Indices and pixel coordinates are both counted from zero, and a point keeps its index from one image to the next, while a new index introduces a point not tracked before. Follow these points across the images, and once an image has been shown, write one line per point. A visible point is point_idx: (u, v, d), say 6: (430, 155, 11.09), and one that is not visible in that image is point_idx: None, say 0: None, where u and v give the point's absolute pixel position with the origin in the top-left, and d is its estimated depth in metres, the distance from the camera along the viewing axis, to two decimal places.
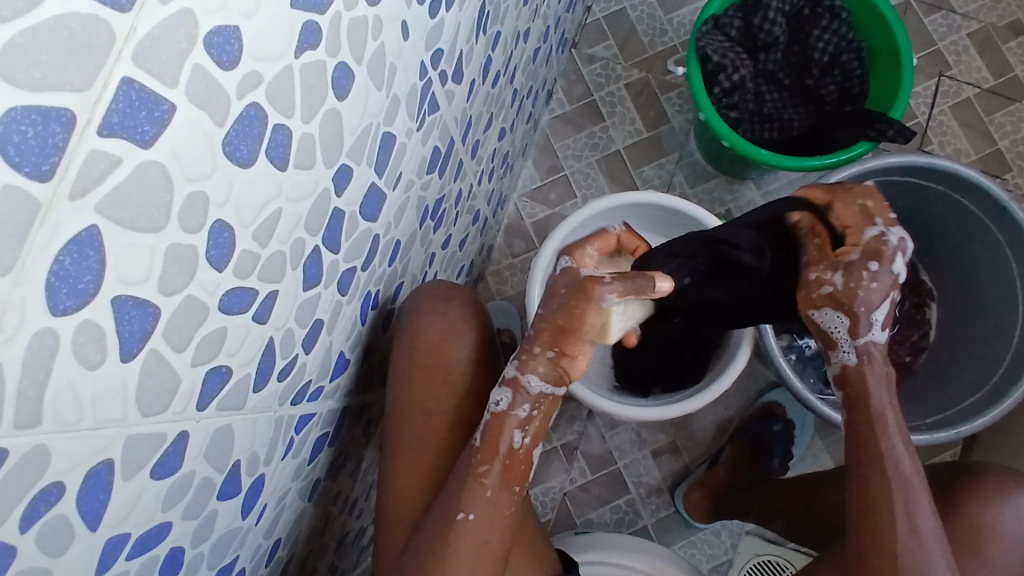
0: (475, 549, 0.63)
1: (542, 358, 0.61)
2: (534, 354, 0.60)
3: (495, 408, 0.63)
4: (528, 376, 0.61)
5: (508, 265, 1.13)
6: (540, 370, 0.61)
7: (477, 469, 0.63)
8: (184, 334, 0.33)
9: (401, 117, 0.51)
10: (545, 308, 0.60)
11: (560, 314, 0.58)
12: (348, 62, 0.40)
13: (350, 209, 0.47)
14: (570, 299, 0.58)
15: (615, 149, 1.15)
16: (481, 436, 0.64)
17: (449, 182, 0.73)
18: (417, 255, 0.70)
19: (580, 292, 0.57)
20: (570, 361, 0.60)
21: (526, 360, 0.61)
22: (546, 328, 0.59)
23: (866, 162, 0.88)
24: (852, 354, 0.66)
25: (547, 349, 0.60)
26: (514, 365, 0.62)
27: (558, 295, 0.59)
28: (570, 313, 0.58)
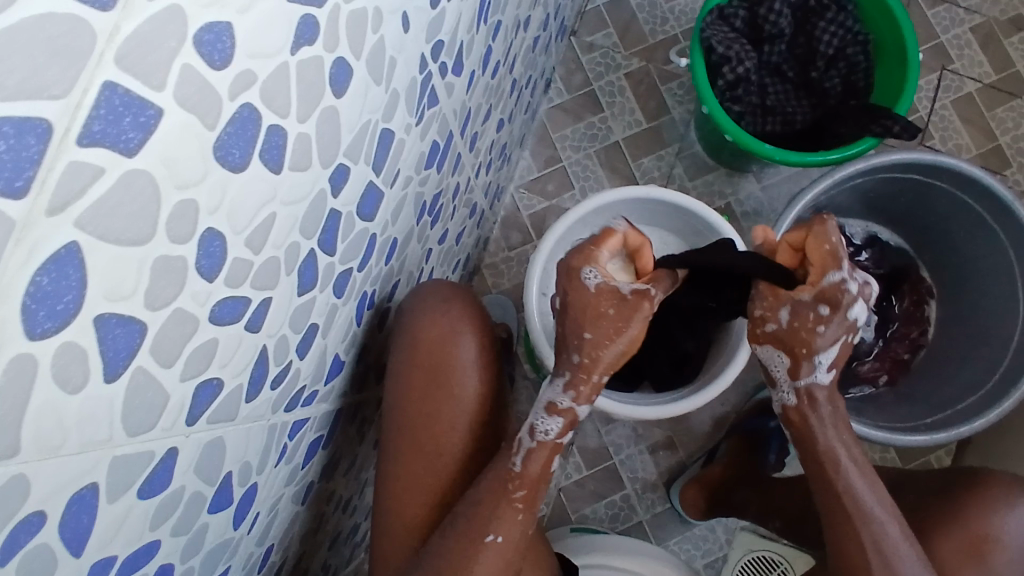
0: (498, 569, 0.65)
1: (596, 383, 0.65)
2: (579, 382, 0.65)
3: (542, 437, 0.66)
4: (584, 406, 0.66)
5: (505, 258, 1.11)
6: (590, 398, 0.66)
7: (512, 494, 0.65)
8: (173, 349, 0.31)
9: (399, 113, 0.49)
10: (593, 331, 0.63)
11: (615, 336, 0.63)
12: (347, 57, 0.38)
13: (346, 209, 0.46)
14: (623, 323, 0.63)
15: (614, 140, 1.13)
16: (521, 462, 0.65)
17: (447, 178, 0.71)
18: (414, 253, 0.68)
19: (634, 314, 0.63)
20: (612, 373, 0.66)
21: (580, 388, 0.65)
22: (602, 352, 0.63)
23: (871, 160, 0.85)
24: (790, 396, 0.67)
25: (604, 373, 0.65)
26: (569, 395, 0.65)
27: (605, 315, 0.63)
28: (622, 327, 0.63)
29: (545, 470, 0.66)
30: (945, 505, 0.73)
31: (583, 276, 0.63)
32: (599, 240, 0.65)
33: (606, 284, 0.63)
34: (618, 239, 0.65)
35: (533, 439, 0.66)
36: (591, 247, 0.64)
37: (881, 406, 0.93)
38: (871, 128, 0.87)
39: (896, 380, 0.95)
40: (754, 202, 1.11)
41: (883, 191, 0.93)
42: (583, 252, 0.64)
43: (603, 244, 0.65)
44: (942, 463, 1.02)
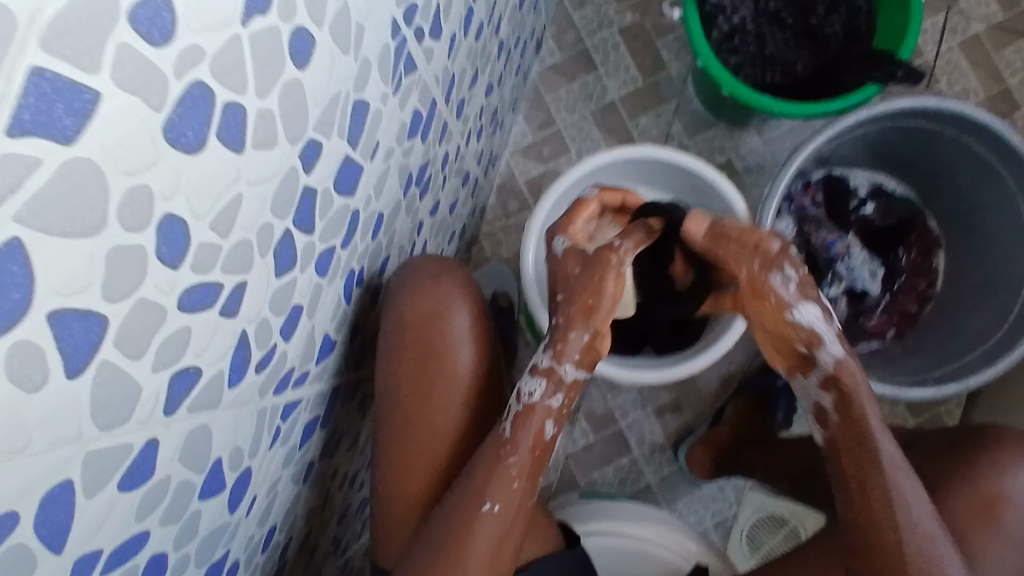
0: (497, 538, 0.65)
1: (576, 343, 0.63)
2: (558, 341, 0.63)
3: (529, 400, 0.65)
4: (565, 365, 0.64)
5: (503, 226, 1.10)
6: (574, 360, 0.64)
7: (506, 461, 0.64)
8: (140, 340, 0.31)
9: (373, 83, 0.47)
10: (565, 292, 0.64)
11: (589, 291, 0.62)
12: (307, 26, 0.36)
13: (323, 185, 0.44)
14: (594, 278, 0.62)
15: (610, 99, 1.10)
16: (512, 428, 0.65)
17: (433, 148, 0.69)
18: (403, 227, 0.67)
19: (601, 267, 0.62)
20: (598, 339, 0.64)
21: (561, 348, 0.63)
22: (574, 308, 0.63)
23: (873, 108, 0.81)
24: (837, 348, 0.64)
25: (584, 331, 0.63)
26: (548, 354, 0.64)
27: (577, 272, 0.63)
28: (592, 286, 0.62)
29: (536, 433, 0.65)
30: (953, 462, 0.72)
31: (555, 244, 0.66)
32: (576, 207, 0.69)
33: (572, 247, 0.65)
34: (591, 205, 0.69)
35: (521, 403, 0.65)
36: (564, 219, 0.67)
37: (887, 362, 0.92)
38: (873, 75, 0.83)
39: (904, 334, 0.94)
40: (756, 157, 1.08)
41: (886, 138, 0.90)
42: (561, 221, 0.69)
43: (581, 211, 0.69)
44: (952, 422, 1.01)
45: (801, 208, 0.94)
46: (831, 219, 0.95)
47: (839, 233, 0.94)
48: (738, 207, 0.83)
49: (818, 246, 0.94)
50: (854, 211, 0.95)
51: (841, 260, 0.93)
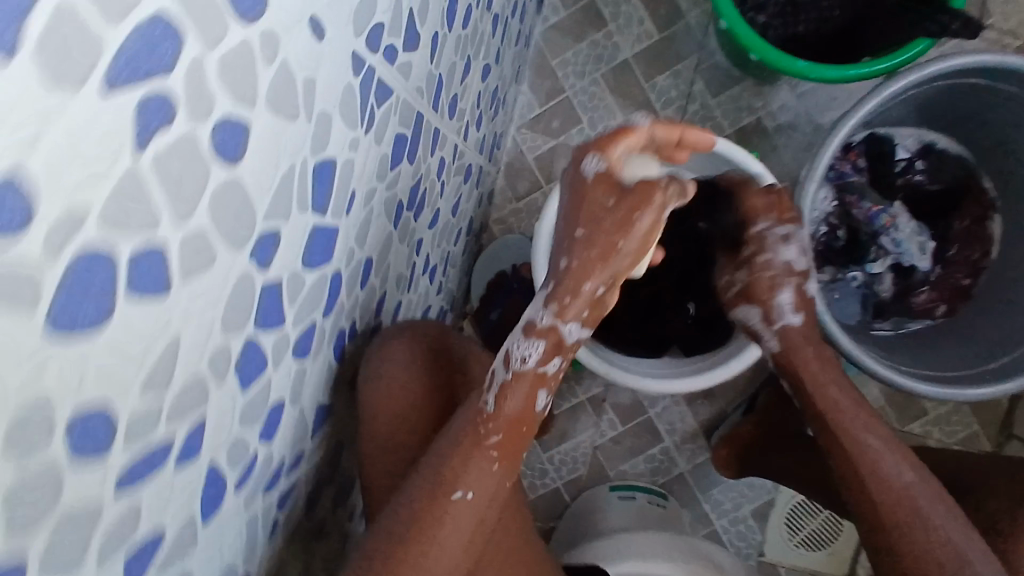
0: (473, 531, 0.56)
1: (586, 295, 0.58)
2: (566, 295, 0.58)
3: (521, 367, 0.58)
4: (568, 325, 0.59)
5: (513, 210, 1.02)
6: (581, 317, 0.59)
7: (485, 440, 0.57)
8: (72, 550, 0.26)
9: (336, 136, 0.39)
10: (587, 228, 0.58)
11: (615, 231, 0.57)
12: (234, 112, 0.28)
13: (288, 272, 0.38)
14: (626, 217, 0.57)
15: (622, 59, 0.98)
16: (495, 400, 0.58)
17: (424, 163, 0.61)
18: (398, 258, 0.61)
19: (642, 202, 0.57)
20: (613, 288, 0.59)
21: (565, 302, 0.58)
22: (594, 251, 0.57)
23: (925, 69, 0.70)
24: (772, 340, 0.68)
25: (598, 280, 0.58)
26: (550, 312, 0.59)
27: (606, 208, 0.58)
28: (619, 223, 0.57)
29: (524, 407, 0.58)
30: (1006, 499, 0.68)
31: (586, 163, 0.60)
32: (620, 133, 0.62)
33: (607, 172, 0.59)
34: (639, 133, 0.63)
35: (510, 370, 0.58)
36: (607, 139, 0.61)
37: (937, 343, 0.84)
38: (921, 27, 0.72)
39: (956, 310, 0.86)
40: (789, 114, 0.97)
41: (937, 97, 0.78)
42: (596, 143, 0.62)
43: (622, 138, 0.62)
44: (985, 437, 1.00)
45: (840, 176, 0.85)
46: (875, 187, 0.85)
47: (885, 203, 0.86)
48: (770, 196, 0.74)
49: (860, 219, 0.86)
50: (901, 175, 0.86)
51: (885, 233, 0.86)
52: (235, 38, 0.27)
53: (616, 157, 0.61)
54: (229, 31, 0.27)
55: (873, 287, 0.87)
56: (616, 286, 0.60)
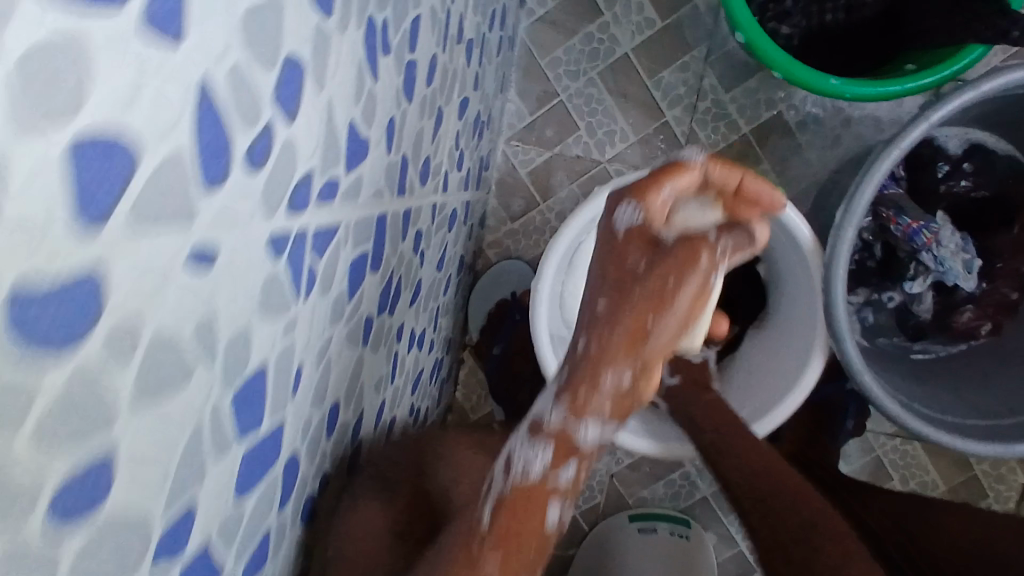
0: None
1: (609, 390, 0.42)
2: (581, 389, 0.42)
3: (522, 475, 0.43)
4: (584, 425, 0.43)
5: (509, 232, 0.93)
6: (604, 415, 0.43)
7: (484, 552, 0.40)
8: None
9: (260, 339, 0.31)
10: (615, 300, 0.41)
11: (645, 304, 0.41)
12: (91, 454, 0.21)
13: (215, 524, 0.31)
14: (660, 286, 0.41)
15: (622, 53, 0.86)
16: (490, 512, 0.41)
17: (395, 254, 0.53)
18: (374, 366, 0.53)
19: (681, 266, 0.41)
20: (646, 377, 0.42)
21: (582, 398, 0.42)
22: (619, 333, 0.41)
23: (982, 87, 0.58)
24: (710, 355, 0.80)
25: (626, 368, 0.41)
26: (561, 409, 0.43)
27: (633, 273, 0.42)
28: (655, 293, 0.41)
29: (533, 524, 0.42)
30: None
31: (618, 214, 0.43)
32: (668, 172, 0.45)
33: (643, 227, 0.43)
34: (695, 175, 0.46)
35: (508, 476, 0.43)
36: (648, 182, 0.45)
37: (986, 376, 0.74)
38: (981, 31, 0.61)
39: (1002, 327, 0.76)
40: (814, 106, 0.85)
41: (993, 104, 0.67)
42: (635, 187, 0.45)
43: (672, 179, 0.45)
44: None
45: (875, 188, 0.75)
46: (914, 200, 0.77)
47: (926, 218, 0.74)
48: (800, 232, 0.64)
49: (898, 236, 0.75)
50: (944, 182, 0.76)
51: (926, 251, 0.75)
52: (58, 377, 0.19)
53: (660, 208, 0.44)
54: (47, 383, 0.18)
55: (912, 306, 0.79)
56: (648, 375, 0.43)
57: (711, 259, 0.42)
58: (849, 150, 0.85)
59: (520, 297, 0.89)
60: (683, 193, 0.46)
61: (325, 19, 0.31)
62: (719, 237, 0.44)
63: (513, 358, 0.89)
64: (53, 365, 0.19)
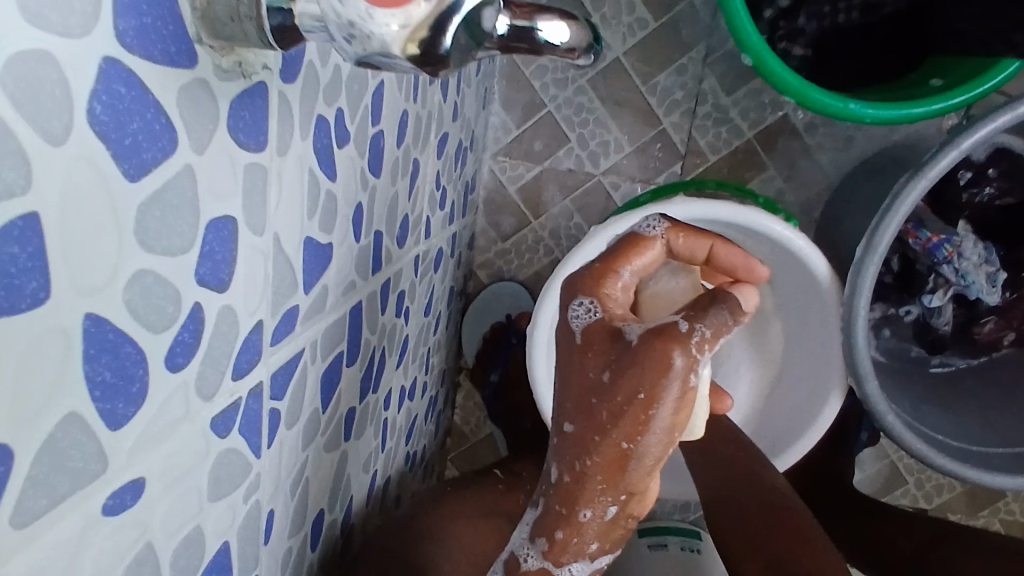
0: None
1: (592, 524, 0.33)
2: (558, 529, 0.33)
3: None
4: (567, 565, 0.35)
5: (500, 251, 0.88)
6: (591, 550, 0.34)
7: None
8: None
9: (218, 524, 0.28)
10: (581, 421, 0.31)
11: (616, 427, 0.30)
12: None
13: None
14: (631, 404, 0.30)
15: (613, 58, 0.79)
16: None
17: (374, 332, 0.49)
18: (360, 451, 0.50)
19: (650, 376, 0.29)
20: (639, 500, 0.32)
21: (561, 537, 0.33)
22: (592, 464, 0.31)
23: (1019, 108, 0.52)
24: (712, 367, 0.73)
25: (608, 500, 0.32)
26: (538, 549, 0.35)
27: (597, 387, 0.31)
28: (629, 412, 0.30)
29: None
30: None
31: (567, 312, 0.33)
32: (622, 251, 0.35)
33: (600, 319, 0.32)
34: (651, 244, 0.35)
35: None
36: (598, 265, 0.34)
37: (1008, 388, 0.71)
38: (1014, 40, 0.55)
39: None
40: None
41: None
42: (584, 270, 0.34)
43: (629, 260, 0.34)
44: None
45: None
46: (934, 211, 0.72)
47: (946, 230, 0.69)
48: (815, 265, 0.60)
49: (917, 250, 0.71)
50: (966, 190, 0.71)
51: (947, 264, 0.69)
52: None
53: (619, 300, 0.33)
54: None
55: (930, 319, 0.74)
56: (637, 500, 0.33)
57: (689, 357, 0.29)
58: (860, 151, 0.80)
59: (515, 321, 0.86)
60: (648, 272, 0.35)
61: (256, 153, 0.26)
62: (692, 322, 0.29)
63: (511, 385, 0.85)
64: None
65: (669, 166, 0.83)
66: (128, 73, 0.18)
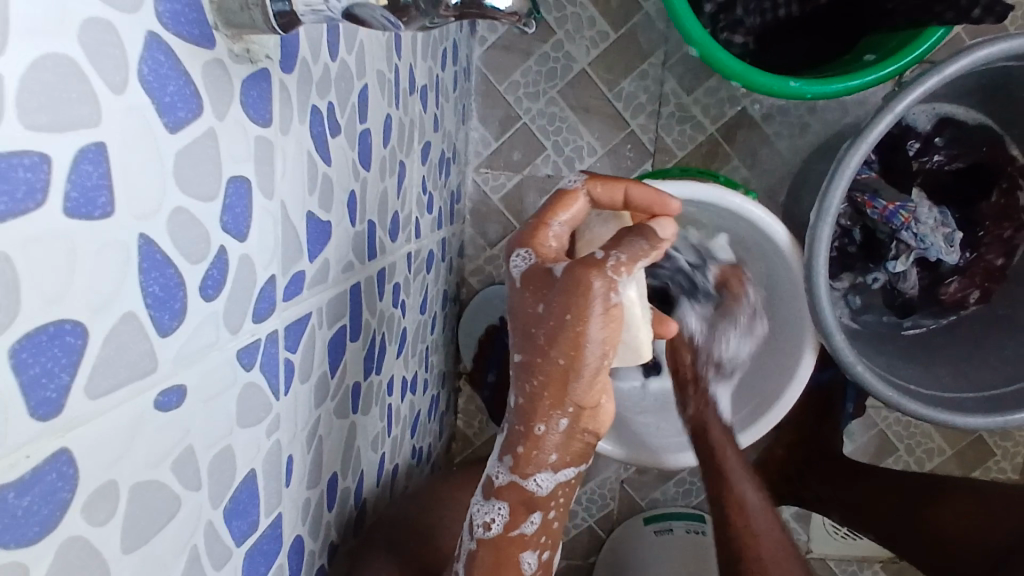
0: None
1: (550, 437, 0.39)
2: (520, 444, 0.40)
3: (487, 533, 0.43)
4: (532, 477, 0.41)
5: (488, 258, 0.93)
6: (552, 462, 0.40)
7: None
8: None
9: (245, 449, 0.32)
10: (525, 349, 0.37)
11: (554, 348, 0.36)
12: None
13: None
14: (563, 325, 0.36)
15: (579, 69, 0.86)
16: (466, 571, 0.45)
17: (373, 316, 0.53)
18: (368, 428, 0.53)
19: (576, 300, 0.35)
20: (591, 414, 0.38)
21: (527, 451, 0.39)
22: (539, 383, 0.37)
23: (941, 71, 0.58)
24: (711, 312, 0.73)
25: (558, 414, 0.38)
26: (507, 466, 0.41)
27: (535, 317, 0.37)
28: (563, 337, 0.36)
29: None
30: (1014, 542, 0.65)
31: (512, 262, 0.39)
32: (551, 205, 0.41)
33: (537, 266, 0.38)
34: (579, 199, 0.41)
35: (474, 535, 0.44)
36: (533, 221, 0.40)
37: (980, 343, 0.75)
38: (936, 12, 0.62)
39: (991, 295, 0.77)
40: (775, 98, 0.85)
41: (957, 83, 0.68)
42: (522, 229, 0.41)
43: (557, 214, 0.40)
44: None
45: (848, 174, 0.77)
46: (886, 180, 0.77)
47: (900, 199, 0.75)
48: (777, 234, 0.65)
49: (875, 219, 0.76)
50: (916, 159, 0.77)
51: (905, 229, 0.75)
52: (45, 552, 0.20)
53: (554, 248, 0.40)
54: (28, 555, 0.20)
55: (898, 284, 0.79)
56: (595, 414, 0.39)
57: (606, 279, 0.35)
58: (816, 137, 0.86)
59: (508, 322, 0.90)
60: (577, 222, 0.41)
61: (263, 128, 0.31)
62: (608, 251, 0.36)
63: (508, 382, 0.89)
64: (23, 544, 0.20)
65: (640, 165, 0.89)
66: (165, 45, 0.24)
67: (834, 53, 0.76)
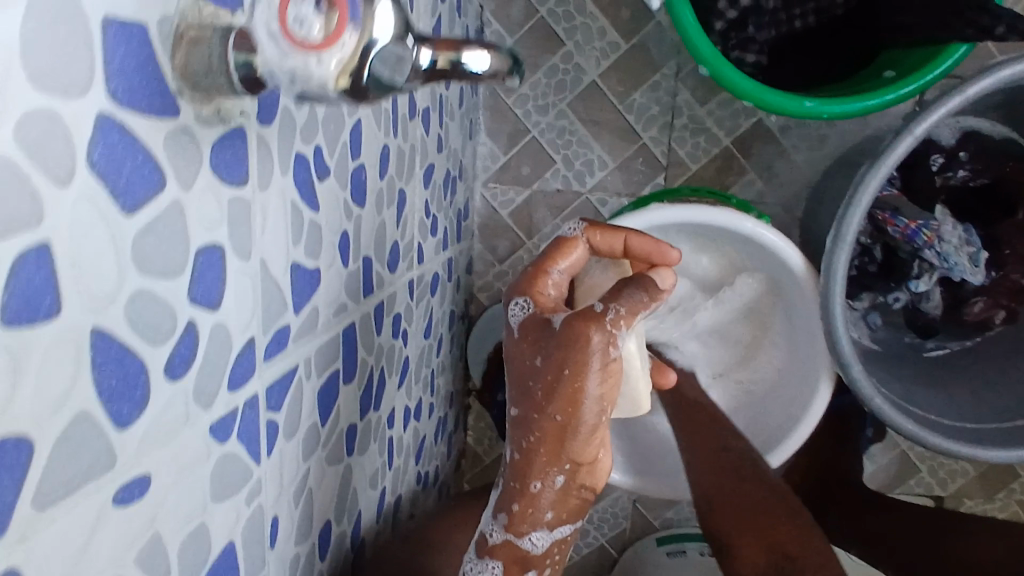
0: None
1: (546, 494, 0.39)
2: (515, 502, 0.39)
3: None
4: (528, 535, 0.40)
5: (497, 274, 0.92)
6: (547, 519, 0.40)
7: None
8: None
9: (221, 520, 0.31)
10: (523, 404, 0.37)
11: (551, 404, 0.36)
12: None
13: None
14: (561, 379, 0.36)
15: (589, 81, 0.83)
16: None
17: (370, 352, 0.52)
18: (365, 466, 0.52)
19: (575, 355, 0.36)
20: (587, 470, 0.39)
21: (523, 508, 0.39)
22: (536, 440, 0.37)
23: (964, 90, 0.55)
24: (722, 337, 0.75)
25: (555, 471, 0.38)
26: (501, 524, 0.40)
27: (533, 370, 0.37)
28: (561, 392, 0.36)
29: None
30: None
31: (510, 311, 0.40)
32: (551, 254, 0.43)
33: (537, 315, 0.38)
34: (578, 248, 0.43)
35: None
36: (533, 269, 0.41)
37: (1004, 368, 0.71)
38: (956, 28, 0.58)
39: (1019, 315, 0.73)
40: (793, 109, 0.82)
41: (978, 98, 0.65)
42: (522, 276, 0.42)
43: (557, 261, 0.42)
44: None
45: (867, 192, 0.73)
46: (908, 199, 0.73)
47: (923, 216, 0.71)
48: (792, 260, 0.62)
49: (896, 238, 0.71)
50: (938, 174, 0.73)
51: (928, 248, 0.71)
52: None
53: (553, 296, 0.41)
54: None
55: (920, 304, 0.76)
56: (587, 470, 0.39)
57: (605, 334, 0.36)
58: (836, 149, 0.83)
59: None
60: (576, 269, 0.43)
61: (239, 188, 0.30)
62: (608, 304, 0.37)
63: None
64: None
65: (652, 179, 0.86)
66: (121, 126, 0.22)
67: (851, 66, 0.73)
